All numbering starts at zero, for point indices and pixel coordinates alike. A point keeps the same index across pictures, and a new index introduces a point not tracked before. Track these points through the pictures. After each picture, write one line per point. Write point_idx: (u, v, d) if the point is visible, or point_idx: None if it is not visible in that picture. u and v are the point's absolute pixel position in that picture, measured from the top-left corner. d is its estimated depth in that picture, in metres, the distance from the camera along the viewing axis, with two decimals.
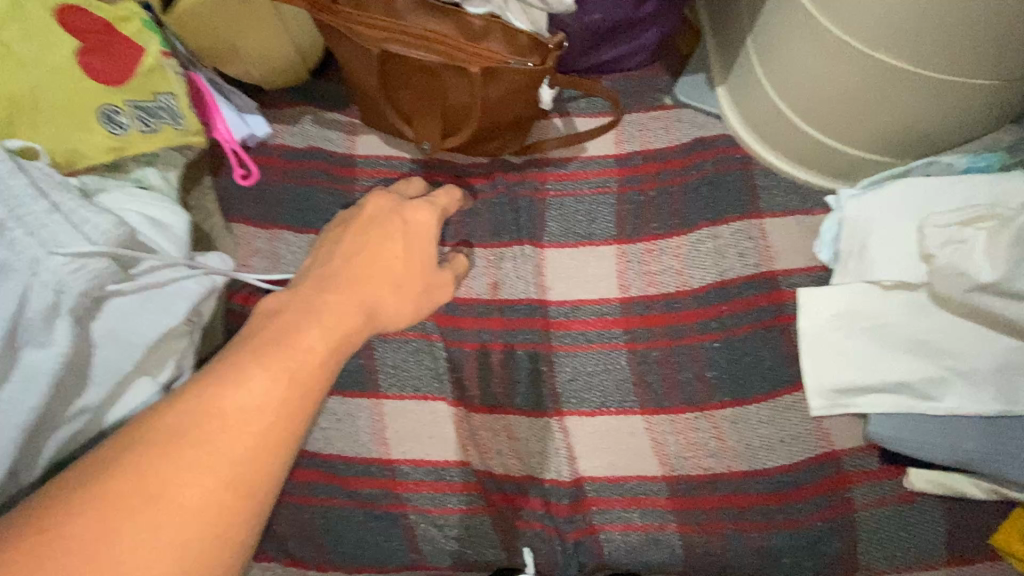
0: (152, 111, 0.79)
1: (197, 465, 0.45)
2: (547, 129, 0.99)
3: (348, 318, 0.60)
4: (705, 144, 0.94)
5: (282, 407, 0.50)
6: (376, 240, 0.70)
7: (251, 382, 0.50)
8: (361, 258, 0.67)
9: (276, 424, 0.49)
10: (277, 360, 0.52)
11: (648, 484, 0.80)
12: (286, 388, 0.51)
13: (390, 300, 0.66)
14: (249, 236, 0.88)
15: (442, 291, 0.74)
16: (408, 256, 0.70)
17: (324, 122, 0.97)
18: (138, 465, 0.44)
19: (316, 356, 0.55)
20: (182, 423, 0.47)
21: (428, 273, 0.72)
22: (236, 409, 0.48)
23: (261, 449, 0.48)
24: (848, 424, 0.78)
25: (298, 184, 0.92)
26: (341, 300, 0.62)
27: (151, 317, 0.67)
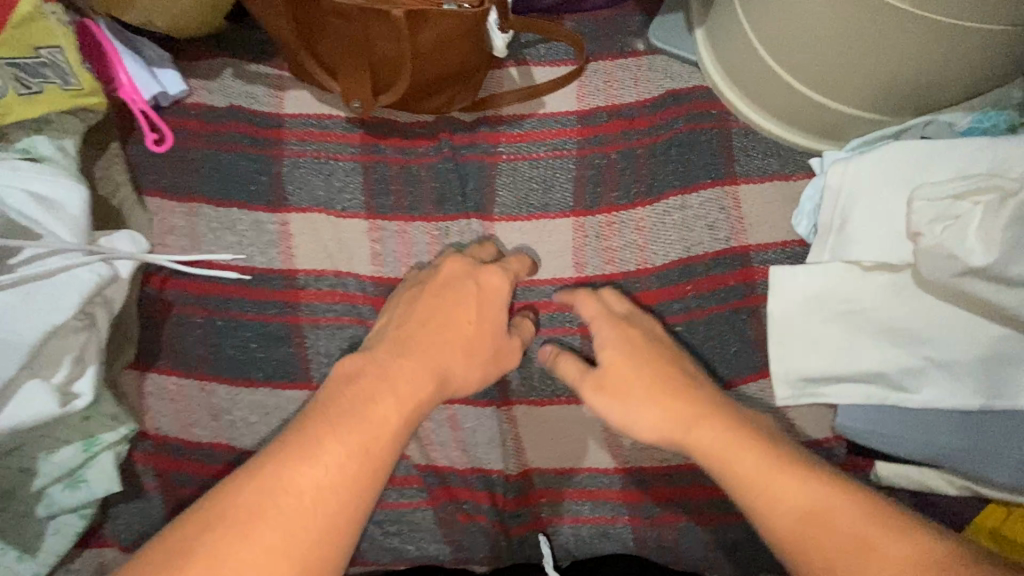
0: (32, 68, 0.68)
1: (280, 534, 0.50)
2: (501, 79, 0.87)
3: (425, 383, 0.63)
4: (678, 98, 0.83)
5: (353, 487, 0.54)
6: (449, 304, 0.70)
7: (325, 459, 0.54)
8: (432, 322, 0.68)
9: (346, 501, 0.53)
10: (352, 436, 0.56)
11: (601, 475, 0.76)
12: (356, 464, 0.55)
13: (459, 363, 0.67)
14: (164, 212, 0.79)
15: (510, 358, 0.72)
16: (478, 319, 0.70)
17: (247, 76, 0.85)
18: (225, 544, 0.49)
19: (385, 428, 0.58)
20: (260, 500, 0.51)
21: (499, 339, 0.71)
22: (309, 486, 0.53)
23: (330, 526, 0.52)
24: (815, 413, 0.73)
25: (218, 149, 0.82)
26: (419, 362, 0.64)
27: (32, 315, 0.61)
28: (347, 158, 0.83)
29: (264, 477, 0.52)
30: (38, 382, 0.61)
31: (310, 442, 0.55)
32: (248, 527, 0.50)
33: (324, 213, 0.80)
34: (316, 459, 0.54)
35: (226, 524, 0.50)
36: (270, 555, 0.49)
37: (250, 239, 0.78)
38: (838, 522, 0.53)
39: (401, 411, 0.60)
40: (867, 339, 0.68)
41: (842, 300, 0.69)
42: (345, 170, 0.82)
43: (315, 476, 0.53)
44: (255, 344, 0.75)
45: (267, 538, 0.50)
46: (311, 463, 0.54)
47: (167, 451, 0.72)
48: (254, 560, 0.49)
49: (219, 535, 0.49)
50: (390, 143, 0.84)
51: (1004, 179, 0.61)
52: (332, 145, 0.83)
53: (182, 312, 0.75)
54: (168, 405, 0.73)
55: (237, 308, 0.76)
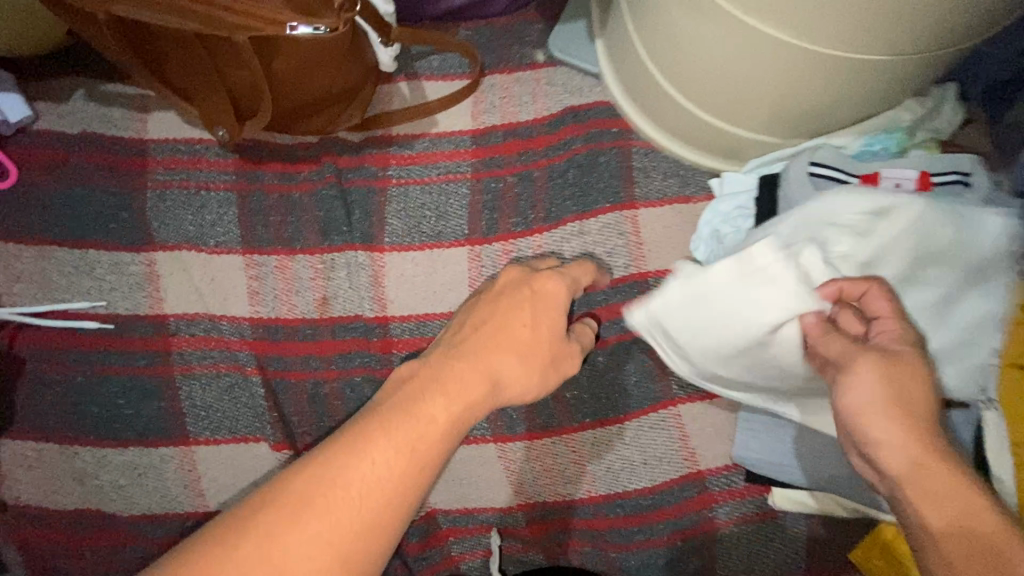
0: None
1: (328, 527, 0.43)
2: (391, 95, 0.81)
3: (474, 390, 0.53)
4: (576, 115, 0.79)
5: (404, 482, 0.46)
6: (501, 311, 0.60)
7: (373, 454, 0.46)
8: (488, 328, 0.58)
9: (388, 503, 0.45)
10: (401, 432, 0.48)
11: (504, 513, 0.74)
12: (406, 462, 0.47)
13: (509, 363, 0.57)
14: (10, 257, 0.71)
15: (569, 361, 0.62)
16: (535, 318, 0.60)
17: (102, 97, 0.77)
18: (270, 532, 0.42)
19: (435, 428, 0.49)
20: (306, 486, 0.44)
21: (556, 340, 0.61)
22: (356, 480, 0.45)
23: (376, 518, 0.45)
24: (715, 442, 0.72)
25: (72, 183, 0.73)
26: (481, 380, 0.54)
27: None
28: (221, 187, 0.76)
29: (318, 465, 0.45)
30: None
31: (363, 433, 0.47)
32: (288, 513, 0.43)
33: (195, 250, 0.73)
34: (375, 452, 0.46)
35: (263, 512, 0.43)
36: (320, 542, 0.42)
37: (112, 283, 0.71)
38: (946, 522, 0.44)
39: (455, 416, 0.51)
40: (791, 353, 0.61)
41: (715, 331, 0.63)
42: (219, 201, 0.75)
43: (370, 467, 0.46)
44: (122, 399, 0.69)
45: (314, 535, 0.42)
46: (370, 453, 0.46)
47: (28, 521, 0.66)
48: (295, 555, 0.42)
49: (261, 533, 0.42)
50: (268, 169, 0.77)
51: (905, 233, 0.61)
52: (204, 173, 0.76)
53: (36, 370, 0.68)
54: (27, 472, 0.67)
55: (100, 361, 0.69)
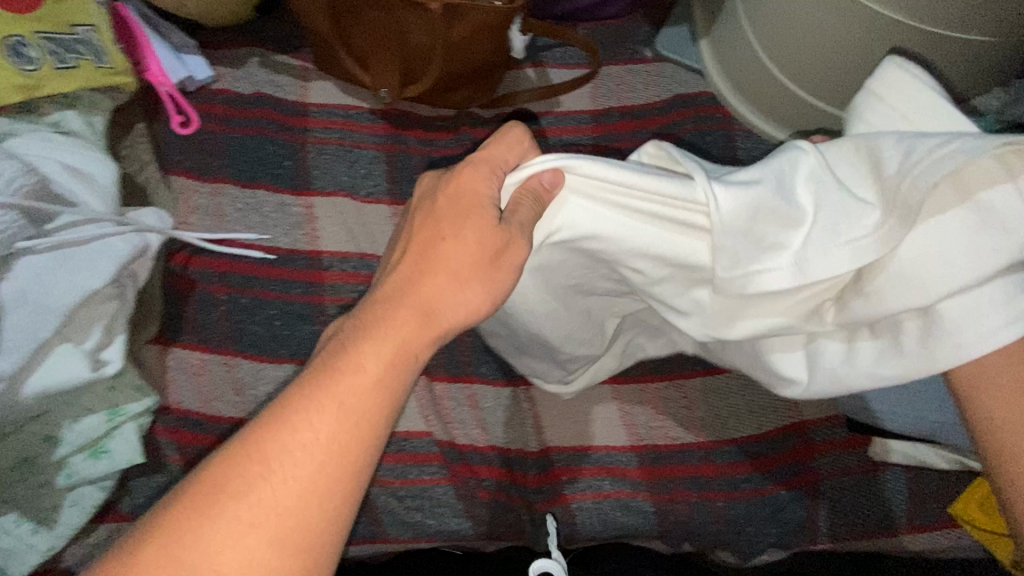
0: (68, 44, 0.71)
1: (267, 506, 0.41)
2: (519, 79, 0.91)
3: (412, 332, 0.49)
4: (684, 102, 0.89)
5: (335, 447, 0.43)
6: (431, 240, 0.52)
7: (306, 423, 0.44)
8: (428, 257, 0.51)
9: (323, 461, 0.43)
10: (329, 394, 0.45)
11: (617, 453, 0.78)
12: (344, 427, 0.44)
13: (444, 291, 0.50)
14: (190, 191, 0.80)
15: (517, 248, 0.51)
16: (462, 234, 0.51)
17: (272, 65, 0.88)
18: (192, 528, 0.40)
19: (368, 381, 0.46)
20: (224, 473, 0.42)
21: (490, 228, 0.51)
22: (284, 452, 0.43)
23: (314, 489, 0.42)
24: (816, 394, 0.78)
25: (245, 134, 0.84)
26: (412, 320, 0.49)
27: (70, 279, 0.60)
28: (371, 146, 0.85)
29: (238, 455, 0.43)
30: (68, 347, 0.61)
31: (284, 411, 0.44)
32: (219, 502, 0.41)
33: (348, 197, 0.82)
34: (303, 427, 0.44)
35: (182, 519, 0.40)
36: (268, 518, 0.41)
37: (276, 220, 0.80)
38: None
39: (392, 363, 0.47)
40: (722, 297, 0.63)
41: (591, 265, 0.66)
42: (369, 158, 0.85)
43: (305, 438, 0.43)
44: (280, 321, 0.76)
45: (259, 515, 0.41)
46: (301, 421, 0.44)
47: (188, 426, 0.72)
48: (227, 543, 0.40)
49: (197, 531, 0.40)
50: (413, 134, 0.87)
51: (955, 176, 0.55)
52: (356, 133, 0.86)
53: (205, 290, 0.76)
54: (191, 380, 0.73)
55: (263, 286, 0.77)
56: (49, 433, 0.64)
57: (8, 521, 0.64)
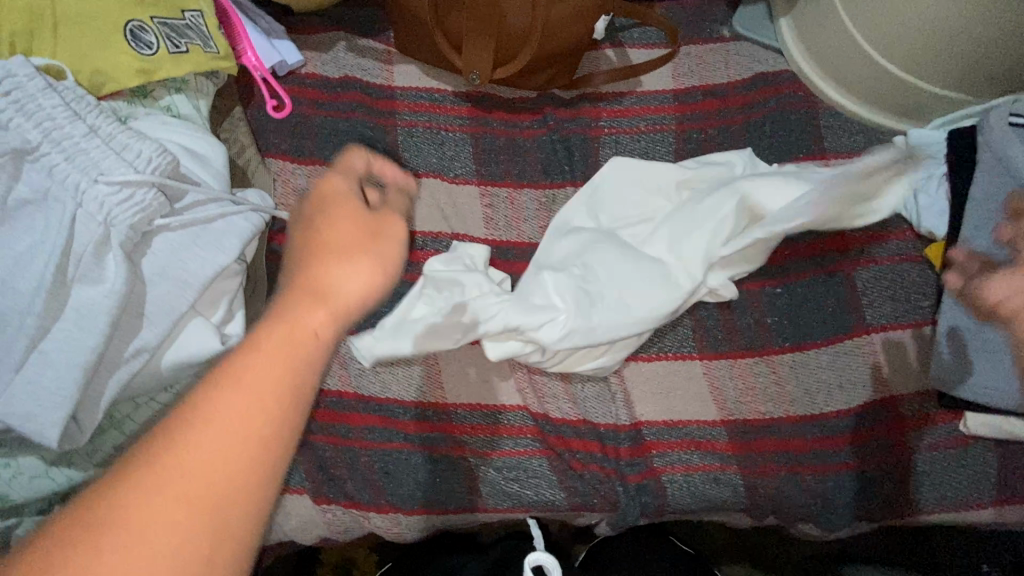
0: (179, 30, 0.73)
1: (174, 498, 0.38)
2: (598, 60, 0.92)
3: (309, 315, 0.48)
4: (768, 80, 0.88)
5: (254, 427, 0.42)
6: (324, 229, 0.53)
7: (216, 404, 0.41)
8: (307, 235, 0.53)
9: (241, 435, 0.41)
10: (239, 377, 0.43)
11: (707, 428, 0.79)
12: (253, 404, 0.42)
13: (343, 272, 0.51)
14: (288, 173, 0.82)
15: (393, 227, 0.55)
16: (337, 223, 0.53)
17: (358, 50, 0.89)
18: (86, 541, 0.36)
19: (266, 361, 0.44)
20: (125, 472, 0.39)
21: (361, 217, 0.54)
22: (195, 435, 0.40)
23: (221, 485, 0.40)
24: (908, 370, 0.79)
25: (336, 116, 0.85)
26: (310, 299, 0.48)
27: (203, 254, 0.62)
28: (457, 129, 0.87)
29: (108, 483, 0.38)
30: (199, 320, 0.63)
31: (184, 403, 0.41)
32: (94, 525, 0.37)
33: (439, 178, 0.84)
34: (202, 421, 0.41)
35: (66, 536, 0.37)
36: (165, 520, 0.38)
37: None
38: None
39: (292, 340, 0.46)
40: (726, 264, 0.79)
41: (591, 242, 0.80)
42: (456, 140, 0.86)
43: (200, 429, 0.40)
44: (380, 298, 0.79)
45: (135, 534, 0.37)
46: (190, 414, 0.41)
47: None
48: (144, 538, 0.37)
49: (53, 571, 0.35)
50: (496, 116, 0.88)
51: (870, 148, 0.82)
52: (442, 116, 0.87)
53: None
54: None
55: None
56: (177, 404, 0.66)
57: None
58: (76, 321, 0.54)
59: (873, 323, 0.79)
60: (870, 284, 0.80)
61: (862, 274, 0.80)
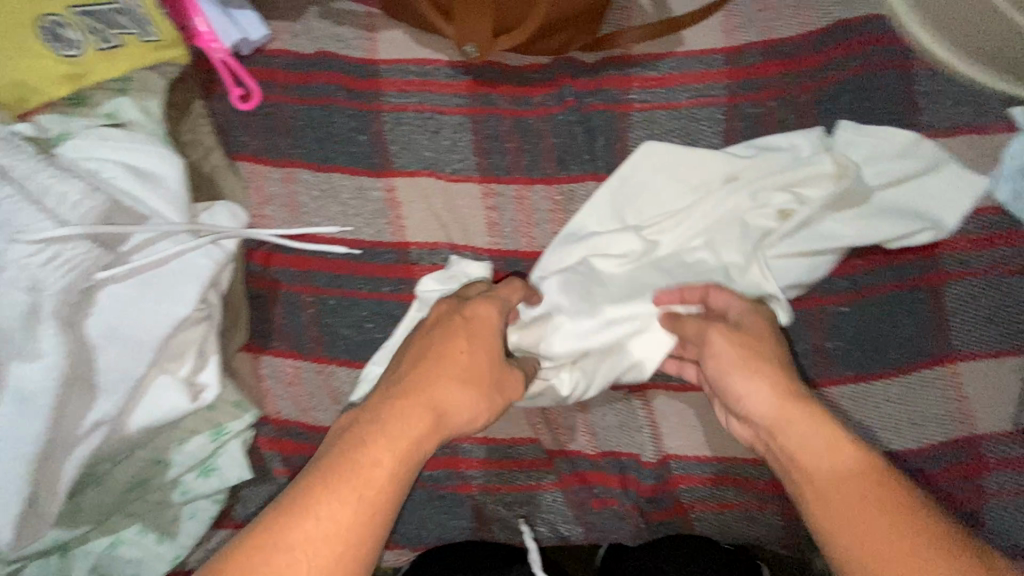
0: (107, 17, 0.60)
1: None
2: (629, 11, 0.73)
3: (419, 432, 0.48)
4: (850, 30, 0.68)
5: (350, 542, 0.43)
6: (448, 346, 0.52)
7: (319, 516, 0.42)
8: (429, 351, 0.52)
9: (338, 555, 0.42)
10: (344, 492, 0.44)
11: (746, 465, 0.69)
12: (356, 524, 0.43)
13: (456, 393, 0.50)
14: (261, 179, 0.71)
15: (515, 378, 0.55)
16: (473, 344, 0.53)
17: (333, 15, 0.74)
18: None
19: (379, 480, 0.45)
20: (235, 562, 0.41)
21: (494, 353, 0.54)
22: (297, 546, 0.41)
23: None
24: (994, 404, 0.64)
25: (311, 104, 0.72)
26: (421, 413, 0.48)
27: (157, 309, 0.54)
28: (454, 112, 0.72)
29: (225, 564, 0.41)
30: (165, 378, 0.57)
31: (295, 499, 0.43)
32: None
33: (434, 177, 0.72)
34: (303, 533, 0.42)
35: None
36: None
37: (356, 209, 0.71)
38: (876, 531, 0.44)
39: (399, 463, 0.46)
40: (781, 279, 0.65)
41: (611, 243, 0.67)
42: (453, 126, 0.72)
43: (303, 538, 0.42)
44: (371, 323, 0.70)
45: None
46: (298, 523, 0.42)
47: (289, 436, 0.69)
48: None
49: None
50: (501, 91, 0.72)
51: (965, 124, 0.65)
52: (436, 96, 0.72)
53: (290, 290, 0.70)
54: (286, 389, 0.70)
55: (351, 284, 0.70)
56: (160, 457, 0.62)
57: (133, 532, 0.64)
58: (17, 408, 0.48)
59: (959, 350, 0.65)
60: (960, 302, 0.64)
61: (955, 288, 0.64)
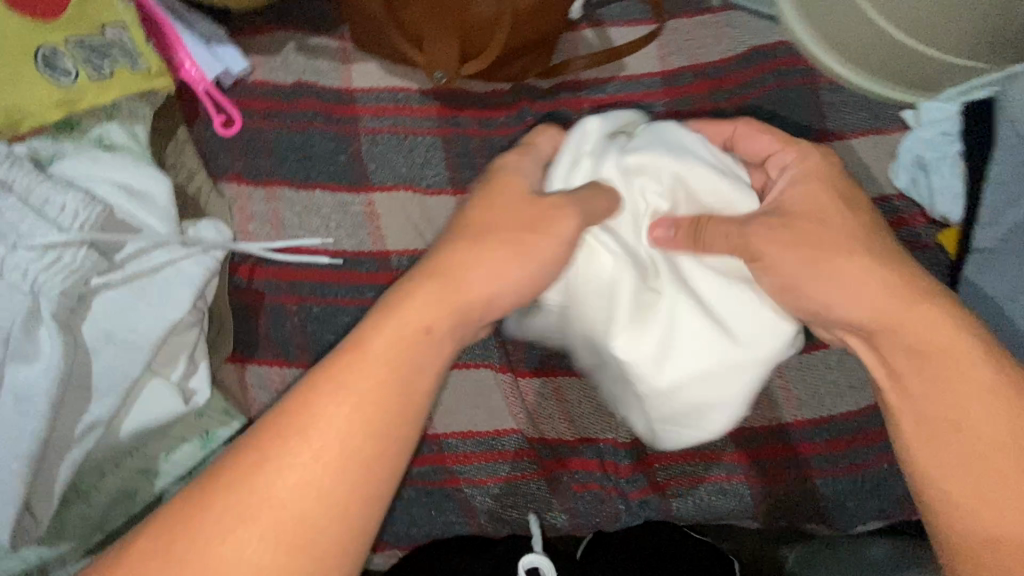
0: (100, 49, 0.64)
1: (312, 460, 0.43)
2: (576, 43, 0.83)
3: (440, 311, 0.48)
4: (763, 55, 0.80)
5: (378, 406, 0.45)
6: (474, 223, 0.52)
7: (348, 388, 0.45)
8: (456, 228, 0.52)
9: (367, 419, 0.45)
10: (357, 370, 0.46)
11: (712, 438, 0.76)
12: (384, 390, 0.46)
13: (482, 267, 0.50)
14: (244, 198, 0.75)
15: (563, 225, 0.51)
16: (494, 208, 0.52)
17: (309, 50, 0.80)
18: (249, 470, 0.43)
19: (399, 344, 0.47)
20: (277, 424, 0.45)
21: (521, 205, 0.52)
22: (330, 414, 0.45)
23: (347, 458, 0.44)
24: None
25: (291, 129, 0.78)
26: (440, 290, 0.49)
27: (152, 312, 0.57)
28: (426, 132, 0.79)
29: (260, 431, 0.45)
30: (159, 381, 0.58)
31: (320, 374, 0.46)
32: (255, 461, 0.43)
33: (410, 191, 0.78)
34: (335, 400, 0.45)
35: (242, 465, 0.43)
36: (307, 478, 0.43)
37: (337, 223, 0.76)
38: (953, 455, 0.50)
39: (412, 335, 0.47)
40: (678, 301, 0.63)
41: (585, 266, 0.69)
42: (426, 145, 0.79)
43: (333, 404, 0.45)
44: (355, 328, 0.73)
45: (273, 486, 0.42)
46: (331, 389, 0.45)
47: None
48: (284, 489, 0.43)
49: (223, 492, 0.42)
50: (467, 114, 0.80)
51: (863, 128, 0.78)
52: (409, 119, 0.79)
53: (274, 300, 0.73)
54: (274, 396, 0.71)
55: (335, 293, 0.74)
56: (147, 466, 0.62)
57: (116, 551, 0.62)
58: (15, 408, 0.49)
59: None
60: None
61: None
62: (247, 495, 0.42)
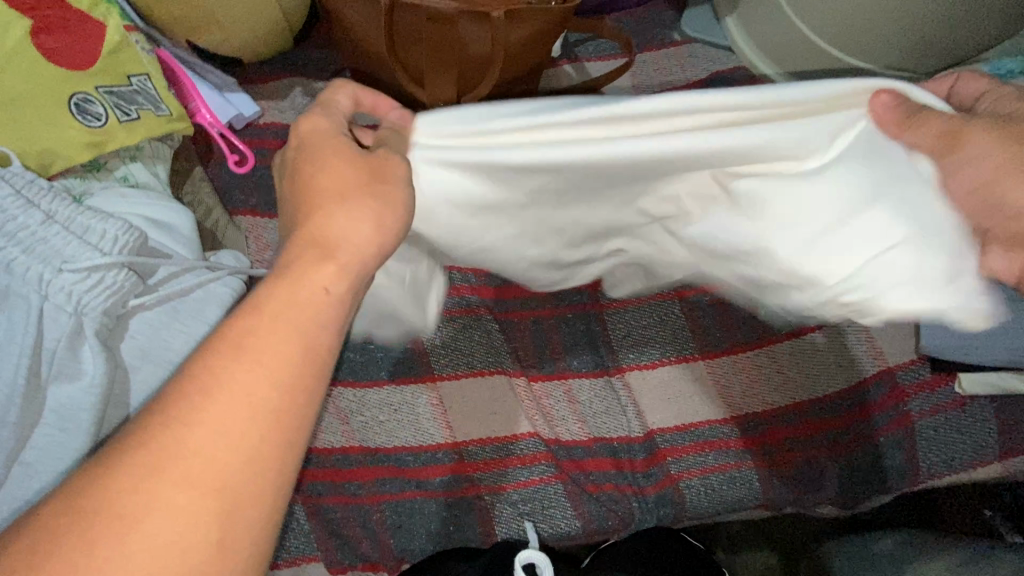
0: (127, 96, 0.70)
1: (199, 466, 0.35)
2: (558, 77, 0.92)
3: (318, 277, 0.43)
4: (722, 79, 0.90)
5: (276, 390, 0.38)
6: (328, 187, 0.46)
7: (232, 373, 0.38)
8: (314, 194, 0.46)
9: (258, 404, 0.37)
10: (251, 348, 0.39)
11: (718, 426, 0.80)
12: (285, 368, 0.39)
13: (348, 222, 0.45)
14: (259, 229, 0.80)
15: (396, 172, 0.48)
16: (333, 173, 0.47)
17: (316, 93, 0.87)
18: (115, 490, 0.34)
19: (284, 312, 0.41)
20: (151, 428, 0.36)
21: (358, 158, 0.48)
22: (216, 406, 0.37)
23: (243, 447, 0.36)
24: (898, 341, 0.82)
25: None
26: (318, 256, 0.44)
27: (185, 331, 0.59)
28: None
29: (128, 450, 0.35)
30: None
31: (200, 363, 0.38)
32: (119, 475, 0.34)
33: None
34: (214, 388, 0.37)
35: (106, 484, 0.34)
36: (194, 492, 0.35)
37: None
38: None
39: (303, 302, 0.41)
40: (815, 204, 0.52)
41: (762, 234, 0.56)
42: None
43: (215, 391, 0.37)
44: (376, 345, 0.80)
45: (160, 499, 0.34)
46: (213, 378, 0.37)
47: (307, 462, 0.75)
48: (163, 508, 0.34)
49: (95, 527, 0.33)
50: None
51: None
52: None
53: None
54: None
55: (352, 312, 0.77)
56: None
57: None
58: (61, 426, 0.51)
59: None
60: None
61: None
62: (116, 522, 0.33)
